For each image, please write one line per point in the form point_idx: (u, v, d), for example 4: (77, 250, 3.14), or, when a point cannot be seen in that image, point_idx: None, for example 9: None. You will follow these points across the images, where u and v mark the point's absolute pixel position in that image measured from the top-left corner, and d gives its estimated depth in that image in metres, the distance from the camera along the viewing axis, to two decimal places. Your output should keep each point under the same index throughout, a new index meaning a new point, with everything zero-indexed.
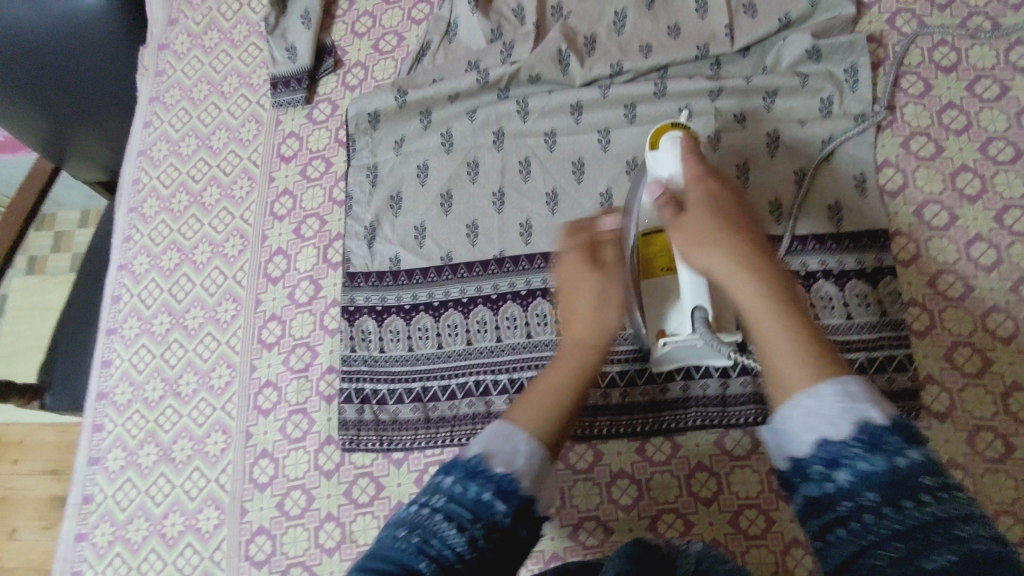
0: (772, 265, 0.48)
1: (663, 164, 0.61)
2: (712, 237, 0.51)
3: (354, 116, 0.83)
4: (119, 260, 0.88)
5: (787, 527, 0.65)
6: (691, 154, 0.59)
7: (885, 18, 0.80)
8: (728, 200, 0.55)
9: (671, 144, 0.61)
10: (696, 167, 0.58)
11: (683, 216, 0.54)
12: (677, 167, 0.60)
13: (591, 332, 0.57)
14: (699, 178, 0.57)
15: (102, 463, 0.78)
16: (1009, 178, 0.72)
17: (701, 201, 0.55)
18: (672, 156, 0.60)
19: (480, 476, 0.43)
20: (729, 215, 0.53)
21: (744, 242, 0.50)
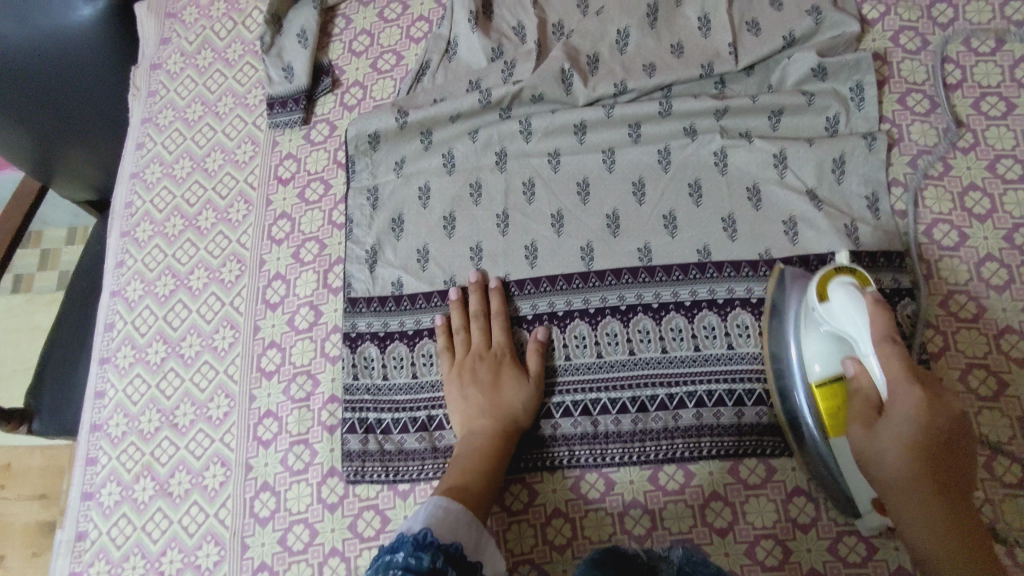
0: (947, 489, 0.52)
1: (843, 319, 0.57)
2: (901, 472, 0.53)
3: (354, 138, 0.82)
4: (112, 286, 0.86)
5: (803, 557, 0.63)
6: (886, 356, 0.54)
7: (889, 35, 0.79)
8: (932, 432, 0.53)
9: (865, 348, 0.56)
10: (896, 379, 0.54)
11: (879, 443, 0.54)
12: (873, 348, 0.55)
13: (491, 402, 0.69)
14: (904, 393, 0.53)
15: (96, 498, 0.76)
16: (1018, 198, 0.71)
17: (901, 432, 0.53)
18: (863, 348, 0.56)
19: (426, 545, 0.52)
20: (937, 441, 0.53)
21: (932, 470, 0.52)
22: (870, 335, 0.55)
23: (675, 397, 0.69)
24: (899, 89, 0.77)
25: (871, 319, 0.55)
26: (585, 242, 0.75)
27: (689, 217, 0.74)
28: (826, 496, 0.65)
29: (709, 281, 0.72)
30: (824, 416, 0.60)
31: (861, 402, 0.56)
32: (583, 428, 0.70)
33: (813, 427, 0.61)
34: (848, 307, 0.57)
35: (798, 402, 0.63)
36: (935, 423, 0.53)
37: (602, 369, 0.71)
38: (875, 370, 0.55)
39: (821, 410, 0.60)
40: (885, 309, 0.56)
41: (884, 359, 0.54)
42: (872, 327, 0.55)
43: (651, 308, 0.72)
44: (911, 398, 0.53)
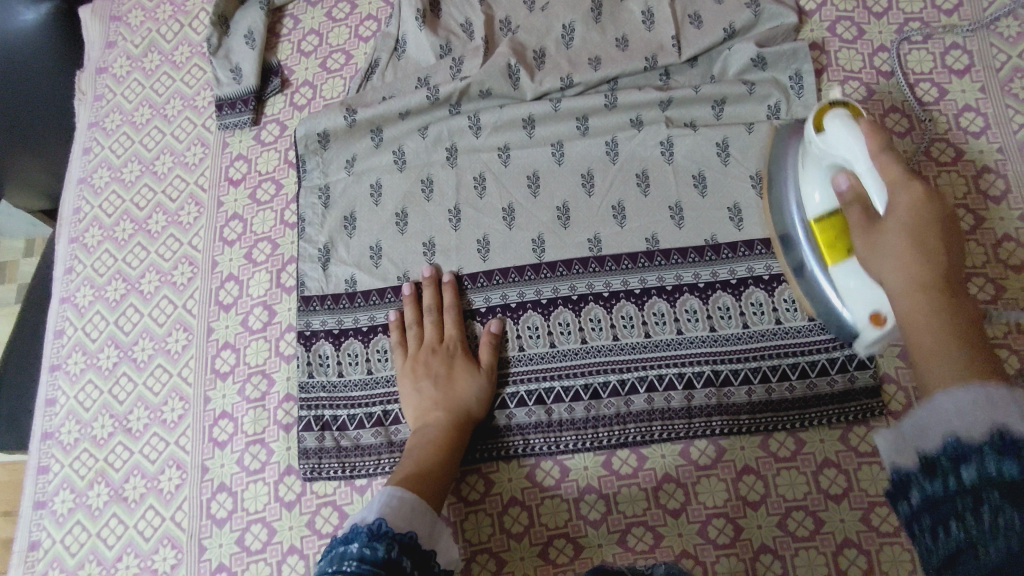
0: (956, 299, 0.45)
1: (840, 148, 0.56)
2: (896, 267, 0.48)
3: (303, 137, 0.82)
4: (61, 293, 0.85)
5: (754, 533, 0.65)
6: (882, 163, 0.52)
7: (826, 26, 0.82)
8: (927, 230, 0.48)
9: (858, 147, 0.54)
10: (893, 178, 0.51)
11: (878, 240, 0.50)
12: (868, 163, 0.53)
13: (446, 394, 0.69)
14: (903, 191, 0.50)
15: (48, 507, 0.75)
16: (951, 179, 0.74)
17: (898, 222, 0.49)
18: (856, 148, 0.54)
19: (378, 534, 0.52)
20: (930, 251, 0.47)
21: (927, 262, 0.47)
22: (864, 148, 0.53)
23: (627, 383, 0.70)
24: (837, 77, 0.79)
25: (863, 137, 0.54)
26: (536, 234, 0.76)
27: (638, 206, 0.75)
28: (774, 473, 0.66)
29: (657, 268, 0.73)
30: (826, 251, 0.61)
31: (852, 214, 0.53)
32: (538, 416, 0.71)
33: (816, 258, 0.62)
34: (844, 121, 0.56)
35: (803, 251, 0.64)
36: (933, 222, 0.48)
37: (556, 358, 0.72)
38: (871, 181, 0.52)
39: (822, 242, 0.61)
40: (881, 130, 0.54)
41: (877, 164, 0.52)
42: (865, 141, 0.54)
43: (602, 297, 0.73)
44: (911, 199, 0.49)
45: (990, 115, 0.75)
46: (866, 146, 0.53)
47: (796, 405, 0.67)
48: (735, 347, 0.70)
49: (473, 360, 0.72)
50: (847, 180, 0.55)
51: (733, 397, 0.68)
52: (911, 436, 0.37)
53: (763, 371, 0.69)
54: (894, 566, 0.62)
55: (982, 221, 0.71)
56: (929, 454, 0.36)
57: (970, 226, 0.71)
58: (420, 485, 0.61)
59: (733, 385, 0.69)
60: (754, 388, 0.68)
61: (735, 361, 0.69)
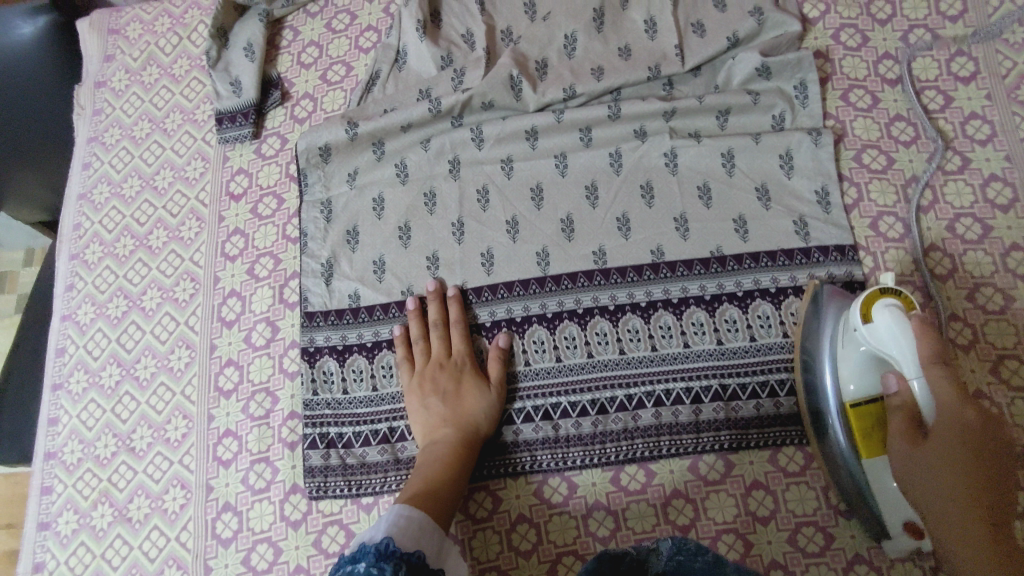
0: (985, 496, 0.50)
1: (888, 341, 0.56)
2: (936, 478, 0.52)
3: (304, 151, 0.81)
4: (62, 310, 0.84)
5: (764, 549, 0.64)
6: (932, 369, 0.53)
7: (830, 33, 0.81)
8: (971, 447, 0.51)
9: (910, 366, 0.54)
10: (945, 400, 0.52)
11: (923, 455, 0.53)
12: (919, 373, 0.54)
13: (454, 411, 0.69)
14: (948, 411, 0.52)
15: (52, 528, 0.74)
16: (958, 188, 0.73)
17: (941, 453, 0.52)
18: (901, 354, 0.55)
19: (383, 552, 0.51)
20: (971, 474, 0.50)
21: (963, 481, 0.50)
22: (916, 359, 0.54)
23: (634, 397, 0.70)
24: (841, 85, 0.79)
25: (915, 341, 0.54)
26: (541, 247, 0.75)
27: (643, 218, 0.75)
28: (784, 488, 0.66)
29: (663, 281, 0.72)
30: (858, 438, 0.59)
31: (898, 418, 0.55)
32: (545, 432, 0.70)
33: (845, 438, 0.60)
34: (892, 317, 0.56)
35: (833, 427, 0.62)
36: (977, 447, 0.51)
37: (562, 373, 0.72)
38: (918, 390, 0.54)
39: (856, 432, 0.59)
40: (932, 334, 0.55)
41: (929, 376, 0.53)
42: (919, 351, 0.54)
43: (608, 310, 0.72)
44: (957, 417, 0.52)
45: (996, 122, 0.75)
46: (918, 355, 0.54)
47: (805, 418, 0.67)
48: (742, 361, 0.69)
49: (481, 377, 0.71)
50: (894, 377, 0.56)
51: (741, 411, 0.68)
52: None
53: (771, 385, 0.68)
54: None
55: (990, 231, 0.71)
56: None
57: (978, 236, 0.71)
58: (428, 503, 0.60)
59: (741, 399, 0.68)
60: (762, 402, 0.68)
61: (743, 374, 0.69)
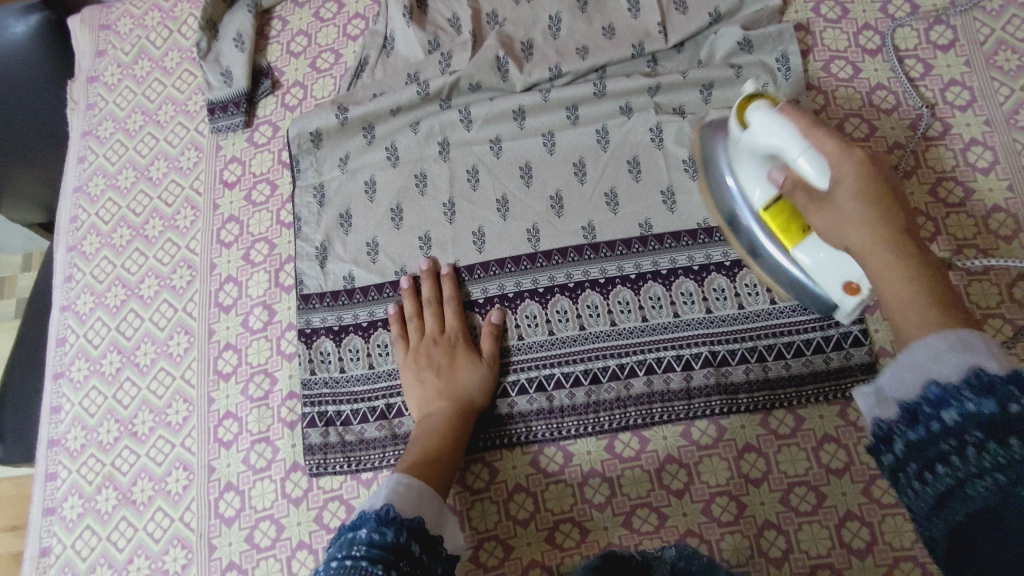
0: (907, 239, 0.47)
1: (764, 135, 0.57)
2: (856, 231, 0.48)
3: (296, 137, 0.82)
4: (62, 301, 0.85)
5: (757, 510, 0.66)
6: (810, 132, 0.53)
7: (810, 7, 0.82)
8: (881, 195, 0.48)
9: (809, 148, 0.52)
10: (827, 148, 0.51)
11: (829, 210, 0.51)
12: (796, 139, 0.53)
13: (448, 383, 0.70)
14: (842, 167, 0.50)
15: (58, 513, 0.76)
16: (939, 153, 0.74)
17: (845, 205, 0.49)
18: (798, 149, 0.53)
19: (387, 519, 0.53)
20: (878, 200, 0.48)
21: (885, 221, 0.47)
22: (795, 131, 0.54)
23: (626, 367, 0.71)
24: (823, 57, 0.80)
25: (789, 122, 0.55)
26: (531, 224, 0.77)
27: (630, 192, 0.76)
28: (776, 451, 0.67)
29: (651, 253, 0.74)
30: (778, 232, 0.65)
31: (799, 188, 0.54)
32: (539, 404, 0.71)
33: (772, 241, 0.66)
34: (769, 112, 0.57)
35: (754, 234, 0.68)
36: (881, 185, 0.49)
37: (554, 345, 0.73)
38: (810, 156, 0.52)
39: (774, 226, 0.65)
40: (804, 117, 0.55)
41: (808, 135, 0.53)
42: (795, 124, 0.54)
43: (598, 283, 0.74)
44: (854, 168, 0.50)
45: (975, 88, 0.76)
46: (796, 130, 0.54)
47: (793, 382, 0.68)
48: (730, 329, 0.70)
49: (474, 352, 0.72)
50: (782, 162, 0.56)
51: (731, 375, 0.69)
52: (890, 389, 0.40)
53: (760, 351, 0.69)
54: (896, 537, 0.63)
55: (971, 193, 0.72)
56: (909, 399, 0.38)
57: (960, 199, 0.72)
58: (423, 471, 0.62)
59: (730, 364, 0.69)
60: (751, 367, 0.69)
61: (731, 341, 0.70)
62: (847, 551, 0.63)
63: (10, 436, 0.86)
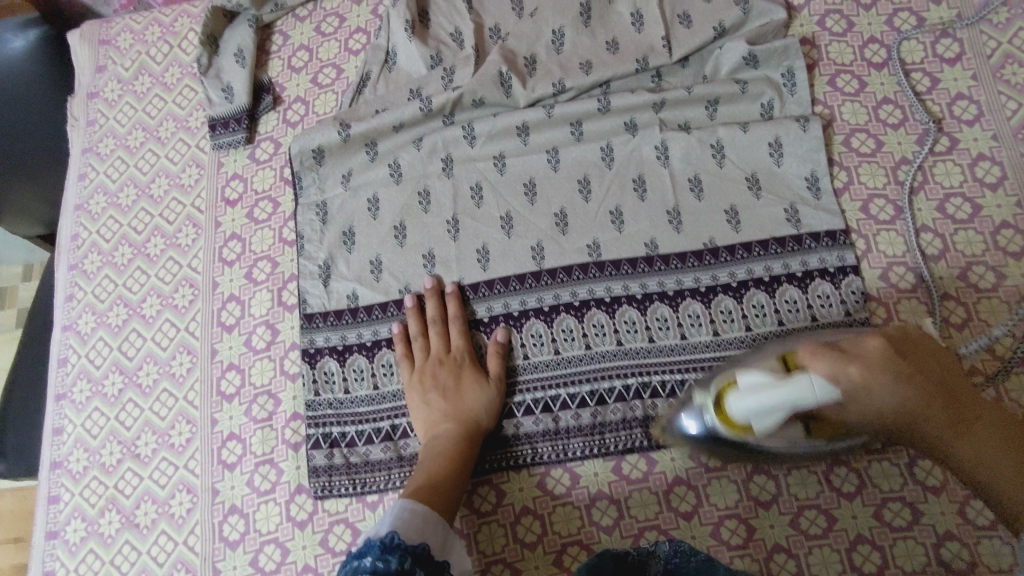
0: (955, 403, 0.50)
1: (770, 415, 0.49)
2: (917, 416, 0.49)
3: (298, 154, 0.81)
4: (63, 320, 0.84)
5: (767, 533, 0.65)
6: (830, 375, 0.47)
7: (816, 20, 0.82)
8: (911, 379, 0.48)
9: (814, 384, 0.47)
10: (863, 383, 0.47)
11: (882, 413, 0.49)
12: (819, 398, 0.47)
13: (454, 404, 0.70)
14: (880, 383, 0.47)
15: (61, 536, 0.75)
16: (947, 168, 0.73)
17: (899, 404, 0.48)
18: (809, 395, 0.48)
19: (393, 547, 0.52)
20: (916, 385, 0.49)
21: (927, 395, 0.49)
22: (813, 402, 0.48)
23: (632, 388, 0.70)
24: (828, 71, 0.79)
25: (800, 393, 0.48)
26: (535, 242, 0.76)
27: (636, 209, 0.75)
28: (785, 472, 0.66)
29: (657, 272, 0.73)
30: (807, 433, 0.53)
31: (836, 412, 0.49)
32: (545, 424, 0.71)
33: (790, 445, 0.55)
34: (761, 386, 0.50)
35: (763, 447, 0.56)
36: (904, 365, 0.49)
37: (560, 365, 0.72)
38: (818, 386, 0.47)
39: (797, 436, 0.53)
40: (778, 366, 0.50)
41: (837, 382, 0.47)
42: (803, 391, 0.48)
43: (604, 302, 0.73)
44: (886, 377, 0.47)
45: (983, 102, 0.75)
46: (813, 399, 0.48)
47: None
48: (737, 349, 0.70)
49: (480, 372, 0.72)
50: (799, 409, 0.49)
51: None
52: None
53: None
54: (908, 560, 0.62)
55: (979, 209, 0.71)
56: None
57: (968, 215, 0.71)
58: (431, 496, 0.61)
59: None
60: None
61: None
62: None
63: (12, 456, 0.86)
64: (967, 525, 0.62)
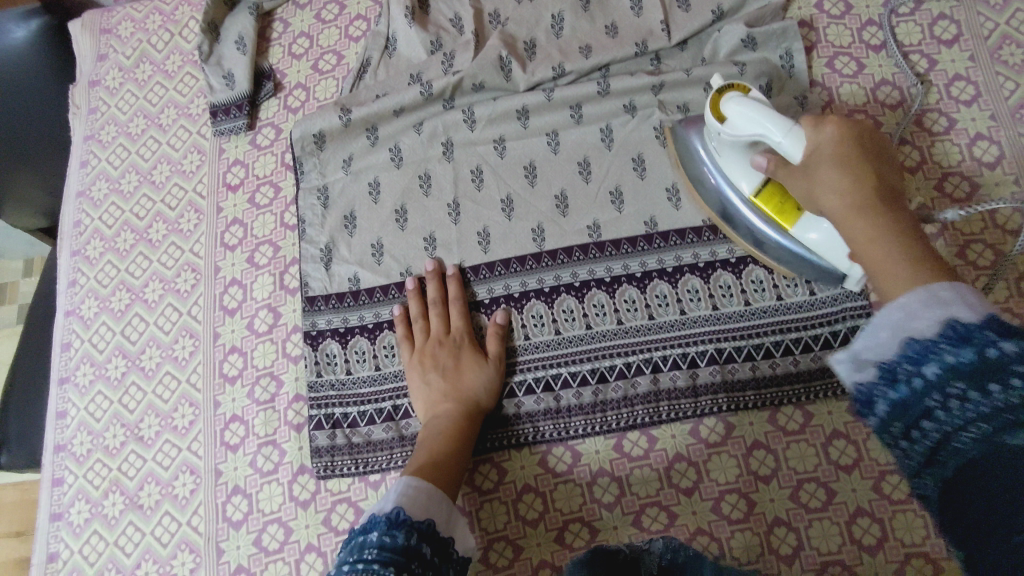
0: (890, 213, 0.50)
1: (748, 127, 0.60)
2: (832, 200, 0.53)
3: (299, 139, 0.82)
4: (66, 306, 0.85)
5: (767, 507, 0.65)
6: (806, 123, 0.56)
7: (813, 3, 0.82)
8: (860, 165, 0.52)
9: (789, 130, 0.57)
10: (808, 123, 0.56)
11: (813, 178, 0.55)
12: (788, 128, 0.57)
13: (453, 384, 0.70)
14: (824, 137, 0.54)
15: (65, 518, 0.75)
16: (945, 148, 0.74)
17: (829, 177, 0.53)
18: (782, 131, 0.57)
19: (396, 522, 0.52)
20: (862, 175, 0.52)
21: (874, 195, 0.51)
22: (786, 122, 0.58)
23: (632, 365, 0.71)
24: (826, 53, 0.80)
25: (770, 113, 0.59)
26: (536, 223, 0.77)
27: (635, 190, 0.76)
28: (785, 447, 0.67)
29: (656, 251, 0.74)
30: (777, 215, 0.66)
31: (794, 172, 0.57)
32: (546, 404, 0.71)
33: (761, 222, 0.67)
34: (753, 110, 0.60)
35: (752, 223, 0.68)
36: (861, 158, 0.53)
37: (561, 345, 0.73)
38: (792, 134, 0.56)
39: (768, 208, 0.66)
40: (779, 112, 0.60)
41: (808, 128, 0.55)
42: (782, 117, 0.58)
43: (604, 282, 0.73)
44: (832, 143, 0.54)
45: (979, 83, 0.76)
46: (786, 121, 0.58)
47: (801, 378, 0.68)
48: (736, 325, 0.70)
49: (479, 352, 0.72)
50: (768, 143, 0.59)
51: (737, 373, 0.69)
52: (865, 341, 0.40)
53: (766, 347, 0.69)
54: (908, 533, 0.63)
55: (977, 188, 0.72)
56: (885, 359, 0.38)
57: (966, 194, 0.72)
58: (432, 473, 0.61)
59: (737, 361, 0.69)
60: (758, 364, 0.69)
61: (738, 338, 0.70)
62: (857, 548, 0.63)
63: (15, 442, 0.86)
64: None
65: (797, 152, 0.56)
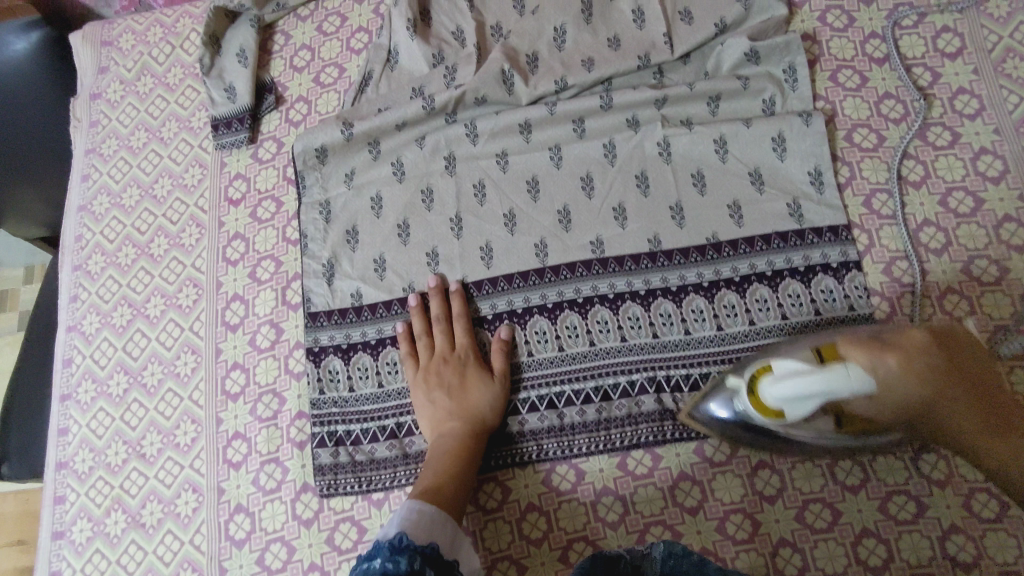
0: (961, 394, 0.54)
1: (802, 397, 0.53)
2: (913, 397, 0.52)
3: (301, 154, 0.82)
4: (67, 321, 0.85)
5: (773, 527, 0.65)
6: (865, 362, 0.51)
7: (816, 16, 0.82)
8: (922, 370, 0.52)
9: (852, 373, 0.51)
10: (875, 372, 0.51)
11: (884, 402, 0.52)
12: (848, 386, 0.51)
13: (460, 403, 0.70)
14: (885, 366, 0.51)
15: (67, 536, 0.75)
16: (949, 163, 0.74)
17: (902, 388, 0.52)
18: (845, 382, 0.51)
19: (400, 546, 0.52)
20: (926, 372, 0.52)
21: (937, 383, 0.53)
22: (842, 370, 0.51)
23: (637, 383, 0.70)
24: (830, 66, 0.80)
25: (819, 372, 0.52)
26: (539, 239, 0.76)
27: (639, 206, 0.75)
28: (790, 466, 0.66)
29: (661, 268, 0.73)
30: (860, 416, 0.54)
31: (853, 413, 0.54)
32: (550, 421, 0.71)
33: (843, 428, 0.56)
34: (797, 372, 0.53)
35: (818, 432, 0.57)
36: (918, 363, 0.52)
37: (565, 362, 0.72)
38: (858, 383, 0.51)
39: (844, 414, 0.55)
40: (811, 358, 0.54)
41: (875, 364, 0.51)
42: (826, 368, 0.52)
43: (608, 298, 0.73)
44: (893, 364, 0.51)
45: (984, 96, 0.76)
46: (843, 371, 0.51)
47: None
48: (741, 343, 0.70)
49: (484, 369, 0.72)
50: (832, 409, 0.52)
51: None
52: None
53: None
54: (914, 554, 0.62)
55: (982, 204, 0.71)
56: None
57: (970, 209, 0.71)
58: (437, 496, 0.61)
59: None
60: None
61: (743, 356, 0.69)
62: (862, 568, 0.63)
63: (17, 456, 0.86)
64: (972, 518, 0.62)
65: (868, 388, 0.51)
